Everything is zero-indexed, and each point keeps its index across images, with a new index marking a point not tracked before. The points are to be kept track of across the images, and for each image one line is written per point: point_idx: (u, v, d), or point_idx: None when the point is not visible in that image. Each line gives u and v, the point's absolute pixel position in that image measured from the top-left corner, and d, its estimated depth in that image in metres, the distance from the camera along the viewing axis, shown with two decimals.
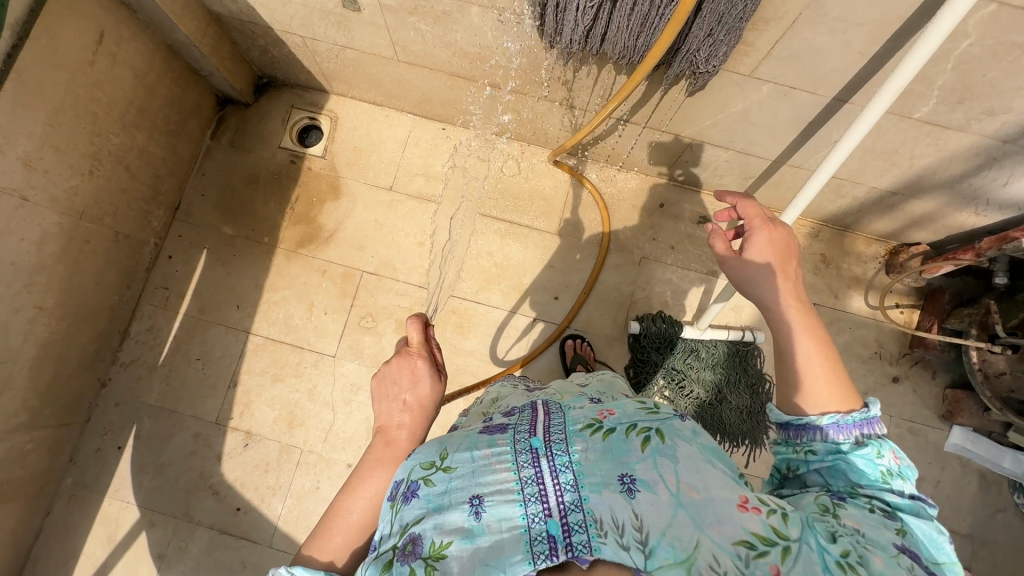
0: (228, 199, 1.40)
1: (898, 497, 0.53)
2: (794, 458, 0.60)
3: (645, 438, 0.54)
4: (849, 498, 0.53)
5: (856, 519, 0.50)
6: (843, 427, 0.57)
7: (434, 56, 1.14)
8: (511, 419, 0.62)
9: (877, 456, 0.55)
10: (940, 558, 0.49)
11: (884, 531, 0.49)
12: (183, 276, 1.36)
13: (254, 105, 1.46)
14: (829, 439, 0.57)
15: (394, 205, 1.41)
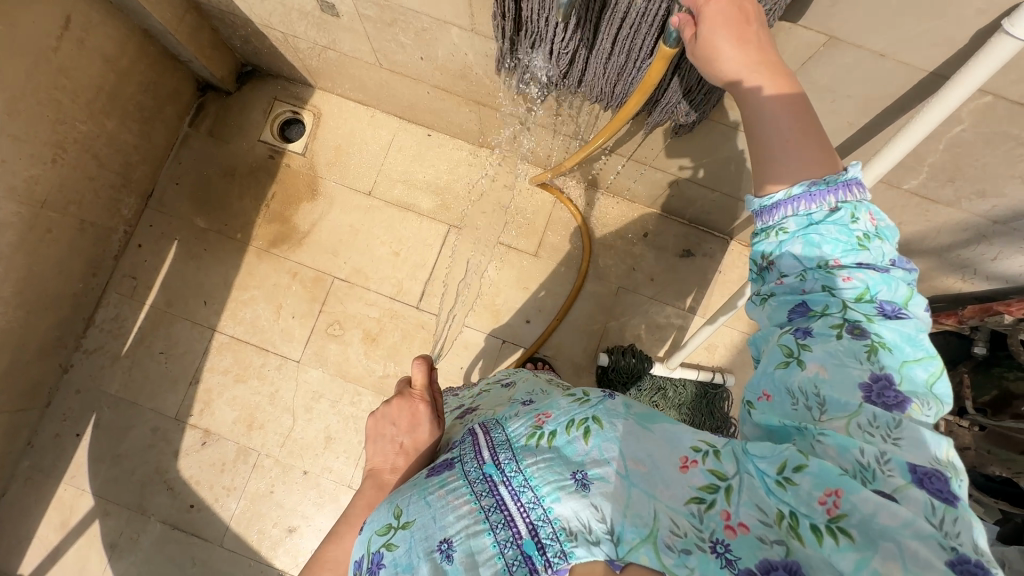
0: (203, 190, 1.37)
1: (872, 278, 0.49)
2: (768, 246, 0.55)
3: (585, 430, 0.51)
4: (816, 330, 0.48)
5: (822, 364, 0.46)
6: (816, 197, 0.51)
7: (416, 67, 1.09)
8: (455, 452, 0.58)
9: (852, 225, 0.50)
10: (913, 358, 0.46)
11: (852, 370, 0.45)
12: (152, 266, 1.34)
13: (236, 94, 1.41)
14: (801, 214, 0.52)
15: (371, 211, 1.37)
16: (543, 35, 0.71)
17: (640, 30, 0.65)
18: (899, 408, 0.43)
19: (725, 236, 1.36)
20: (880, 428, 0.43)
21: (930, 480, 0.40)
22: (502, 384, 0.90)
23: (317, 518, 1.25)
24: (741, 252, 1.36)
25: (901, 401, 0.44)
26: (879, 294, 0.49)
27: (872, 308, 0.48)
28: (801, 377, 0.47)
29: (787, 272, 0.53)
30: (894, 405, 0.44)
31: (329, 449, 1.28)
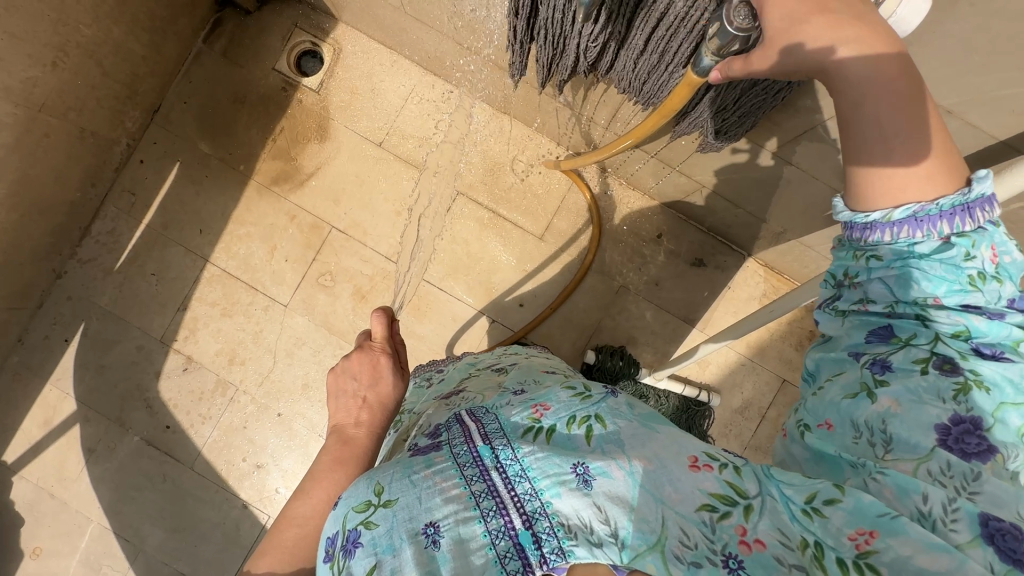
0: (211, 114, 1.32)
1: (983, 321, 0.45)
2: (853, 265, 0.51)
3: (587, 429, 0.50)
4: (895, 363, 0.45)
5: (895, 399, 0.43)
6: (921, 222, 0.46)
7: (440, 19, 1.01)
8: (442, 435, 0.56)
9: (966, 257, 0.45)
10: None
11: (930, 409, 0.42)
12: (152, 185, 1.31)
13: (256, 14, 1.33)
14: (906, 238, 0.46)
15: (380, 164, 1.32)
16: (566, 21, 0.62)
17: (674, 36, 0.58)
18: (985, 455, 0.40)
19: (742, 251, 1.29)
20: (954, 479, 0.39)
21: (1006, 536, 0.36)
22: (493, 369, 0.80)
23: (285, 460, 1.28)
24: (755, 270, 1.29)
25: (987, 447, 0.40)
26: (986, 335, 0.45)
27: (970, 346, 0.44)
28: (871, 411, 0.44)
29: (874, 299, 0.49)
30: (976, 454, 0.40)
31: (305, 398, 1.29)
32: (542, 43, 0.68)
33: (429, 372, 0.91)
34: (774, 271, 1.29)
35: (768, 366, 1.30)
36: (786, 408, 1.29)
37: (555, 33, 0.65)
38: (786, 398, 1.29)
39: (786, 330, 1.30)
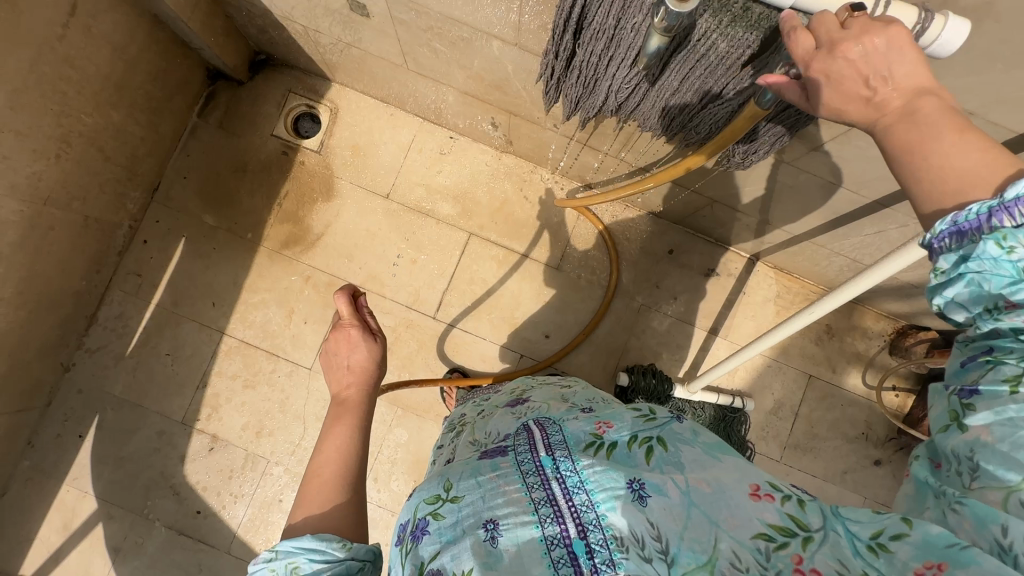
0: (213, 186, 1.31)
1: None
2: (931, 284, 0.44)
3: (647, 449, 0.51)
4: (981, 386, 0.38)
5: (986, 426, 0.37)
6: (960, 229, 0.39)
7: (446, 73, 1.04)
8: (509, 442, 0.59)
9: (1010, 248, 0.37)
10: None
11: (1022, 431, 0.35)
12: (158, 264, 1.29)
13: (248, 84, 1.34)
14: (952, 251, 0.40)
15: (389, 215, 1.32)
16: (603, 68, 0.62)
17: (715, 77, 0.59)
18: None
19: (751, 256, 1.34)
20: None
21: None
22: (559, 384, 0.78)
23: None
24: (766, 273, 1.34)
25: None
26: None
27: None
28: (958, 441, 0.38)
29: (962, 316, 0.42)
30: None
31: None
32: (573, 86, 0.67)
33: (487, 391, 0.88)
34: (784, 272, 1.33)
35: (793, 364, 1.33)
36: (815, 403, 1.32)
37: (591, 77, 0.64)
38: (814, 393, 1.32)
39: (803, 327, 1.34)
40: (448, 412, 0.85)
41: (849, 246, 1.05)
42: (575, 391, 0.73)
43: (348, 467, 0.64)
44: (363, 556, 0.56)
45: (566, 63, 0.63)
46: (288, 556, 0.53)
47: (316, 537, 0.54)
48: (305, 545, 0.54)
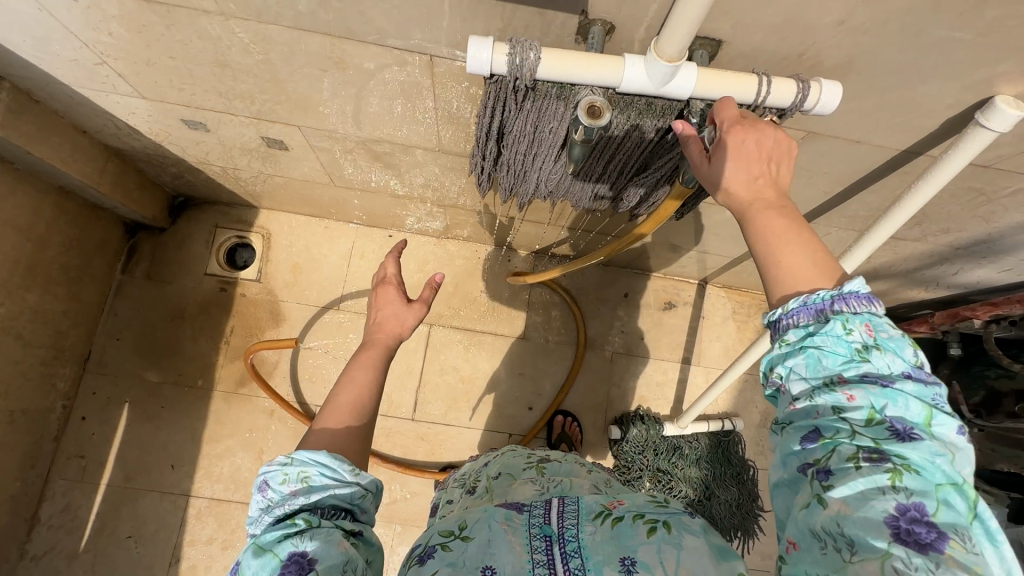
0: (150, 340, 1.24)
1: (883, 395, 0.36)
2: (774, 358, 0.42)
3: (652, 526, 0.47)
4: (831, 465, 0.36)
5: (844, 500, 0.34)
6: (815, 305, 0.40)
7: (374, 183, 1.06)
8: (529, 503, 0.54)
9: (853, 332, 0.39)
10: (964, 489, 0.33)
11: (875, 503, 0.33)
12: (102, 439, 1.18)
13: (171, 228, 1.30)
14: (804, 325, 0.40)
15: (345, 326, 1.29)
16: (531, 163, 0.63)
17: (637, 156, 0.62)
18: (937, 547, 0.31)
19: (700, 282, 1.39)
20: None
21: None
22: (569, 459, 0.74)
23: None
24: (718, 294, 1.40)
25: (937, 534, 0.32)
26: (892, 407, 0.36)
27: (887, 425, 0.36)
28: (822, 516, 0.35)
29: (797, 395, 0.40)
30: (930, 544, 0.32)
31: None
32: (504, 180, 0.68)
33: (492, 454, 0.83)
34: (733, 289, 1.40)
35: None
36: None
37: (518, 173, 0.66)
38: None
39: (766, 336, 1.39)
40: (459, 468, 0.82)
41: None
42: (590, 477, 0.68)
43: (371, 401, 0.60)
44: (370, 487, 0.52)
45: (494, 162, 0.64)
46: (303, 464, 0.50)
47: (330, 454, 0.51)
48: (318, 459, 0.50)
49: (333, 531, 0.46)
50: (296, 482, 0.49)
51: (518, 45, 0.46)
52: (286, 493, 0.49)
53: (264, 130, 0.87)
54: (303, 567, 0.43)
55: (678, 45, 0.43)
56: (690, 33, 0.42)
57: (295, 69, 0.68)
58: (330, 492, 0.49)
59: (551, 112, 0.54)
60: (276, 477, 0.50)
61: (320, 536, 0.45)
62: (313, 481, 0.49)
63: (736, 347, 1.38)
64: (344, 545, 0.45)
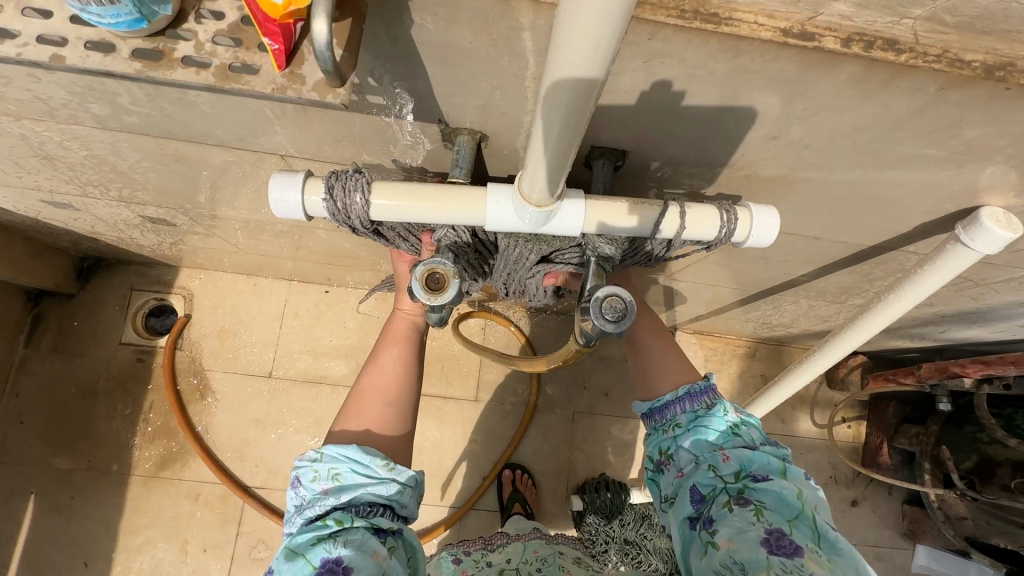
0: (59, 422, 1.12)
1: (746, 457, 0.60)
2: (666, 439, 0.68)
3: None
4: (714, 515, 0.58)
5: (729, 536, 0.55)
6: (694, 396, 0.68)
7: (288, 251, 0.94)
8: None
9: (722, 415, 0.65)
10: (810, 516, 0.55)
11: (750, 532, 0.54)
12: (4, 537, 1.06)
13: (81, 294, 1.18)
14: (688, 410, 0.68)
15: (277, 395, 1.17)
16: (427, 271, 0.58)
17: (532, 280, 0.58)
18: (798, 555, 0.52)
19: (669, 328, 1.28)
20: (788, 566, 0.51)
21: None
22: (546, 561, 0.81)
23: None
24: (688, 341, 1.29)
25: (796, 547, 0.52)
26: (755, 467, 0.60)
27: (753, 476, 0.59)
28: (719, 554, 0.55)
29: (682, 463, 0.65)
30: (792, 548, 0.52)
31: None
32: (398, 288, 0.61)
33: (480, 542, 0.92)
34: (705, 334, 1.29)
35: None
36: None
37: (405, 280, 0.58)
38: None
39: (741, 385, 1.28)
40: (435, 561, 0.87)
41: (754, 315, 1.01)
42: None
43: (402, 384, 0.67)
44: (407, 482, 0.59)
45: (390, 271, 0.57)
46: (332, 462, 0.58)
47: (361, 450, 0.59)
48: (350, 455, 0.58)
49: (366, 538, 0.53)
50: (328, 480, 0.57)
51: (344, 185, 0.39)
52: (319, 490, 0.57)
53: (139, 210, 0.75)
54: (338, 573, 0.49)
55: (561, 151, 0.31)
56: (574, 137, 0.30)
57: (135, 161, 0.56)
58: (364, 490, 0.56)
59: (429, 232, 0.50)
60: (306, 473, 0.58)
61: (351, 544, 0.52)
62: (346, 479, 0.57)
63: None
64: (378, 554, 0.52)
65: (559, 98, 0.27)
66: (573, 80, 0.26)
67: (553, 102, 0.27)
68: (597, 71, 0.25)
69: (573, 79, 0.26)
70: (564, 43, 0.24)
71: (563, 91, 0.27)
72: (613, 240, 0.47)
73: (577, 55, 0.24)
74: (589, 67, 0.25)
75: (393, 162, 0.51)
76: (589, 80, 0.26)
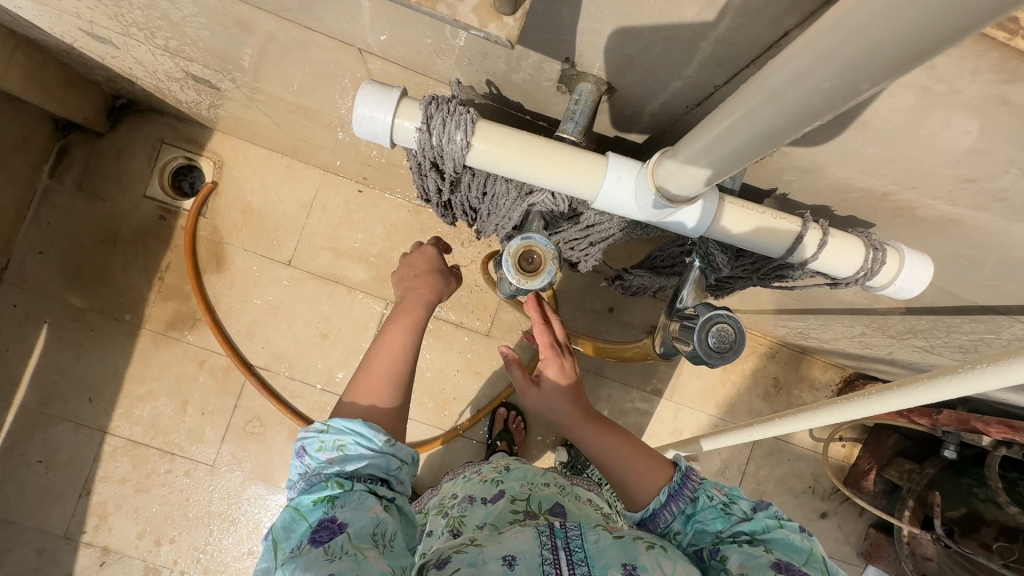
0: (76, 260, 1.12)
1: (740, 510, 0.53)
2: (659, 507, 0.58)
3: (650, 543, 0.52)
4: (719, 549, 0.51)
5: (741, 565, 0.48)
6: (677, 495, 0.55)
7: (332, 142, 0.88)
8: (554, 527, 0.56)
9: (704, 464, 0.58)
10: (818, 555, 0.50)
11: (762, 560, 0.48)
12: (16, 358, 1.10)
13: (110, 134, 1.13)
14: (676, 510, 0.55)
15: (293, 285, 1.16)
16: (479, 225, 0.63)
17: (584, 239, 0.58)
18: None
19: None
20: None
21: None
22: (568, 486, 0.84)
23: None
24: None
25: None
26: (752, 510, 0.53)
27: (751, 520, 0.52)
28: None
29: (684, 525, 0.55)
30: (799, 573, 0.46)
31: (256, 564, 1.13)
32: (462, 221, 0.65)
33: (481, 464, 0.93)
34: None
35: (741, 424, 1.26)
36: (764, 460, 1.26)
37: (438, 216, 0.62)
38: (762, 450, 1.26)
39: (751, 382, 1.26)
40: (467, 470, 0.91)
41: (795, 324, 0.96)
42: (590, 512, 0.78)
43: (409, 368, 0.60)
44: (407, 459, 0.53)
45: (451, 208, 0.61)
46: (337, 433, 0.52)
47: (365, 423, 0.52)
48: (356, 429, 0.52)
49: (364, 499, 0.49)
50: (332, 449, 0.52)
51: (448, 124, 0.41)
52: (323, 459, 0.52)
53: (185, 66, 0.68)
54: (333, 532, 0.47)
55: (759, 139, 0.26)
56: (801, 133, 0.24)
57: (192, 14, 0.48)
58: (366, 462, 0.51)
59: (498, 184, 0.53)
60: (311, 442, 0.53)
61: (348, 506, 0.49)
62: (349, 450, 0.51)
63: (716, 388, 1.26)
64: (375, 510, 0.49)
65: (816, 80, 0.21)
66: (853, 68, 0.19)
67: (808, 77, 0.21)
68: (893, 75, 0.19)
69: (854, 65, 0.19)
70: (882, 9, 0.17)
71: (827, 74, 0.20)
72: (724, 249, 0.50)
73: (887, 39, 0.17)
74: (887, 65, 0.18)
75: (484, 84, 0.46)
76: (876, 80, 0.19)
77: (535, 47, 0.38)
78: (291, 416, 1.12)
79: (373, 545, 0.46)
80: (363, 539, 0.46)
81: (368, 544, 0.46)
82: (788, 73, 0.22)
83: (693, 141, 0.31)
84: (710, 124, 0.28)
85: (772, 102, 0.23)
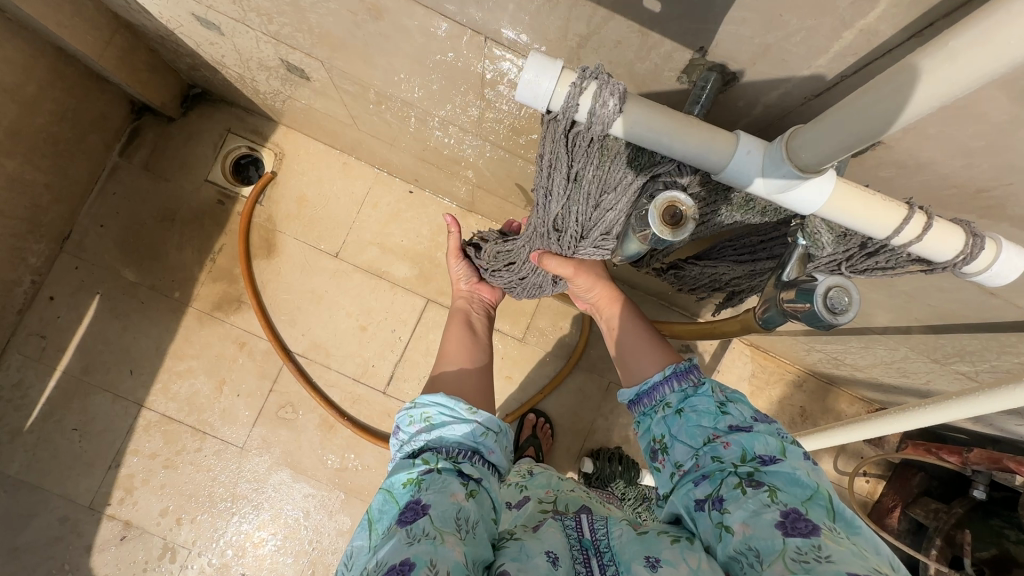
0: (134, 236, 1.16)
1: (745, 438, 0.50)
2: (660, 428, 0.58)
3: (674, 538, 0.48)
4: (723, 494, 0.47)
5: (744, 521, 0.44)
6: (680, 375, 0.59)
7: (400, 139, 0.93)
8: (585, 533, 0.54)
9: (708, 389, 0.56)
10: (827, 494, 0.44)
11: (765, 516, 0.43)
12: (65, 325, 1.13)
13: (181, 120, 1.19)
14: (676, 389, 0.59)
15: (338, 276, 1.19)
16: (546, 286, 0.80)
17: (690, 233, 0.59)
18: (816, 536, 0.41)
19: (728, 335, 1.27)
20: (809, 553, 0.40)
21: None
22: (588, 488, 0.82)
23: None
24: (741, 350, 1.28)
25: (814, 528, 0.41)
26: (758, 445, 0.49)
27: (756, 458, 0.48)
28: (735, 543, 0.44)
29: (682, 458, 0.53)
30: (810, 530, 0.41)
31: (274, 551, 1.13)
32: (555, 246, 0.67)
33: None
34: (760, 350, 1.28)
35: None
36: None
37: None
38: None
39: (778, 409, 1.27)
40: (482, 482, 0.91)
41: (832, 348, 0.98)
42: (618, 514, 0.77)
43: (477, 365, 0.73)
44: (490, 426, 0.59)
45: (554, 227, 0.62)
46: (425, 407, 0.60)
47: (448, 398, 0.61)
48: (440, 401, 0.60)
49: (447, 482, 0.51)
50: (421, 422, 0.59)
51: (601, 90, 0.42)
52: (414, 431, 0.59)
53: (284, 53, 0.73)
54: (418, 513, 0.47)
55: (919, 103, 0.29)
56: (964, 92, 0.27)
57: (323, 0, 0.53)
58: (452, 432, 0.57)
59: (614, 181, 0.52)
60: (402, 418, 0.60)
61: (434, 488, 0.50)
62: (435, 420, 0.59)
63: None
64: (456, 496, 0.50)
65: (1004, 38, 0.24)
66: None
67: (994, 37, 0.25)
68: None
69: None
70: None
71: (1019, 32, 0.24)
72: (830, 227, 0.47)
73: None
74: None
75: None
76: None
77: (671, 36, 0.41)
78: (324, 405, 1.13)
79: (454, 530, 0.46)
80: (447, 521, 0.46)
81: (451, 527, 0.46)
82: (972, 37, 0.26)
83: (836, 113, 0.33)
84: (861, 92, 0.31)
85: (945, 61, 0.27)
